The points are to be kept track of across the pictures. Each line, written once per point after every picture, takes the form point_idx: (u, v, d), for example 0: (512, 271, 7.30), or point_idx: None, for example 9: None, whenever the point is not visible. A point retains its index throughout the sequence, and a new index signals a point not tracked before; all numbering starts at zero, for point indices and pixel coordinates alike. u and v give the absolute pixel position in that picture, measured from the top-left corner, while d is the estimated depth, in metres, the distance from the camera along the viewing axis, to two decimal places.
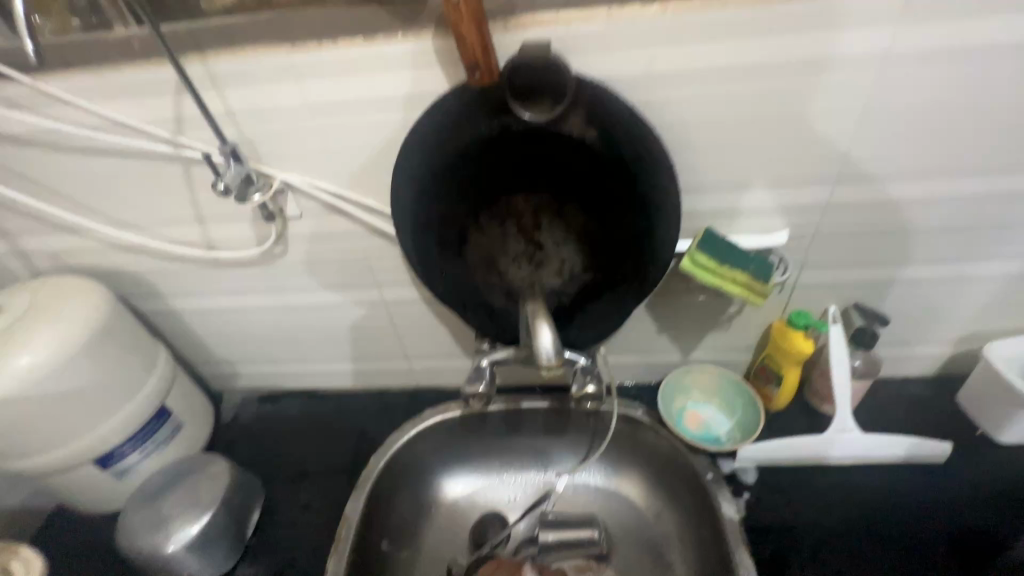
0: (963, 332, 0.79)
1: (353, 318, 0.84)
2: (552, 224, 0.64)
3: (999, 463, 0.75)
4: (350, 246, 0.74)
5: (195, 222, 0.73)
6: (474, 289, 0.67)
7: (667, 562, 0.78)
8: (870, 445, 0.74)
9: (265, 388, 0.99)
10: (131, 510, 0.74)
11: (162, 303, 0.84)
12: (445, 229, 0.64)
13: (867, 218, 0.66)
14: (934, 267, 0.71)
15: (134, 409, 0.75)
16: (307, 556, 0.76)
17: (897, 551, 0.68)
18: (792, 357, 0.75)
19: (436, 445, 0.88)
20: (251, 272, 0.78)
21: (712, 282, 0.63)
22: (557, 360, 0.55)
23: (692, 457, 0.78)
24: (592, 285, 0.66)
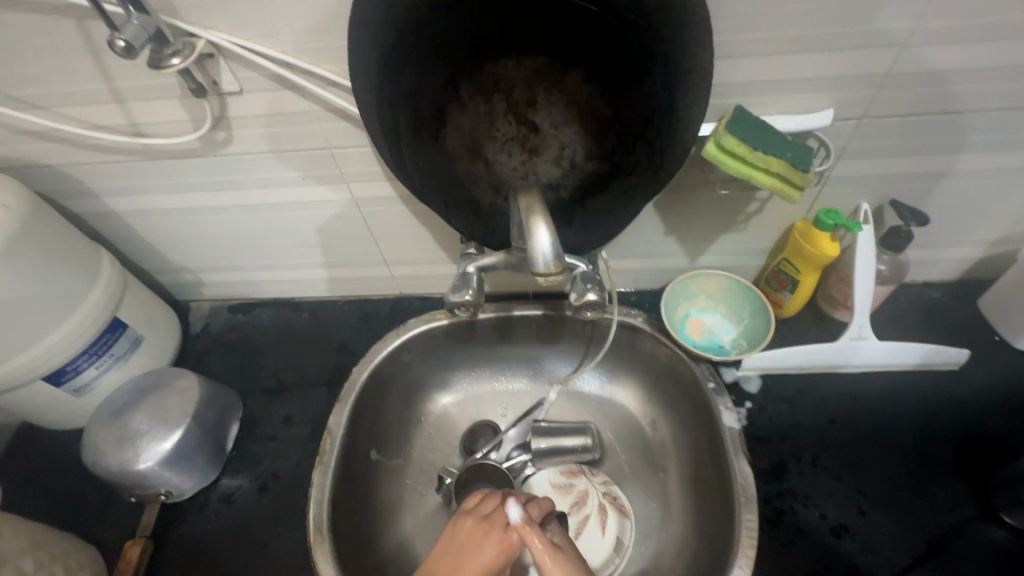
0: (1002, 233, 0.71)
1: (322, 219, 0.74)
2: (550, 100, 0.52)
3: (1015, 370, 0.72)
4: (308, 131, 0.62)
5: (111, 100, 0.59)
6: (457, 183, 0.56)
7: (660, 466, 0.76)
8: (883, 353, 0.70)
9: (234, 297, 0.91)
10: (96, 427, 0.69)
11: (97, 203, 0.73)
12: (419, 105, 0.52)
13: (932, 93, 0.55)
14: (993, 156, 0.61)
15: (80, 323, 0.67)
16: (292, 468, 0.73)
17: (901, 457, 0.66)
18: (812, 261, 0.68)
19: (422, 355, 0.83)
20: (193, 165, 0.67)
21: (738, 172, 0.53)
22: (557, 265, 0.46)
23: (691, 363, 0.74)
24: (596, 177, 0.56)
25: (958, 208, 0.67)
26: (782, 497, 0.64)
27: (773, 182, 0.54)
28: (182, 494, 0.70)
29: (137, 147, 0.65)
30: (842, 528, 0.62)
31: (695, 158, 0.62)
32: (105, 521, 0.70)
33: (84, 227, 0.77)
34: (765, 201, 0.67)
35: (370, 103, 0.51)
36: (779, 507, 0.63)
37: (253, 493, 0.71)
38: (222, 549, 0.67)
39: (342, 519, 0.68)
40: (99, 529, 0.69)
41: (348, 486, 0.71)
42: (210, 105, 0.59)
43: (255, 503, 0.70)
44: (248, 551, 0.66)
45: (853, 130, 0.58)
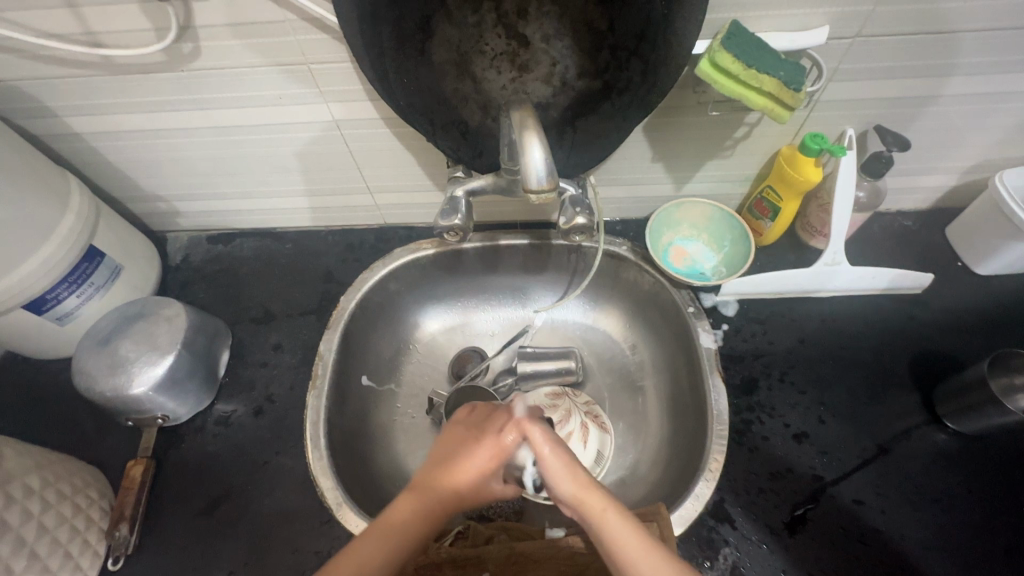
0: (977, 161, 0.73)
1: (301, 143, 0.71)
2: (541, 10, 0.50)
3: (972, 292, 0.76)
4: (282, 44, 0.58)
5: (60, 3, 0.54)
6: (444, 102, 0.55)
7: (639, 387, 0.80)
8: (854, 278, 0.74)
9: (213, 227, 0.89)
10: (84, 354, 0.69)
11: (56, 123, 0.68)
12: (402, 15, 0.49)
13: (929, 10, 0.54)
14: (979, 79, 0.61)
15: (55, 250, 0.65)
16: (285, 393, 0.75)
17: (862, 372, 0.71)
18: (795, 188, 0.69)
19: (409, 284, 0.84)
20: (160, 81, 0.62)
21: (729, 91, 0.54)
22: (549, 184, 0.47)
23: (672, 289, 0.77)
24: (587, 96, 0.55)
25: (938, 134, 0.69)
26: (751, 409, 0.69)
27: (763, 103, 0.54)
28: (178, 418, 0.72)
29: (96, 59, 0.60)
30: (803, 435, 0.67)
31: (686, 79, 0.60)
32: (103, 445, 0.71)
33: (44, 151, 0.73)
34: (754, 125, 0.67)
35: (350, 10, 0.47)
36: (747, 419, 0.69)
37: (250, 417, 0.73)
38: (222, 467, 0.70)
39: (338, 438, 0.71)
40: (98, 452, 0.71)
41: (342, 408, 0.74)
42: (174, 11, 0.54)
43: (252, 425, 0.73)
44: (249, 468, 0.69)
45: (847, 50, 0.58)
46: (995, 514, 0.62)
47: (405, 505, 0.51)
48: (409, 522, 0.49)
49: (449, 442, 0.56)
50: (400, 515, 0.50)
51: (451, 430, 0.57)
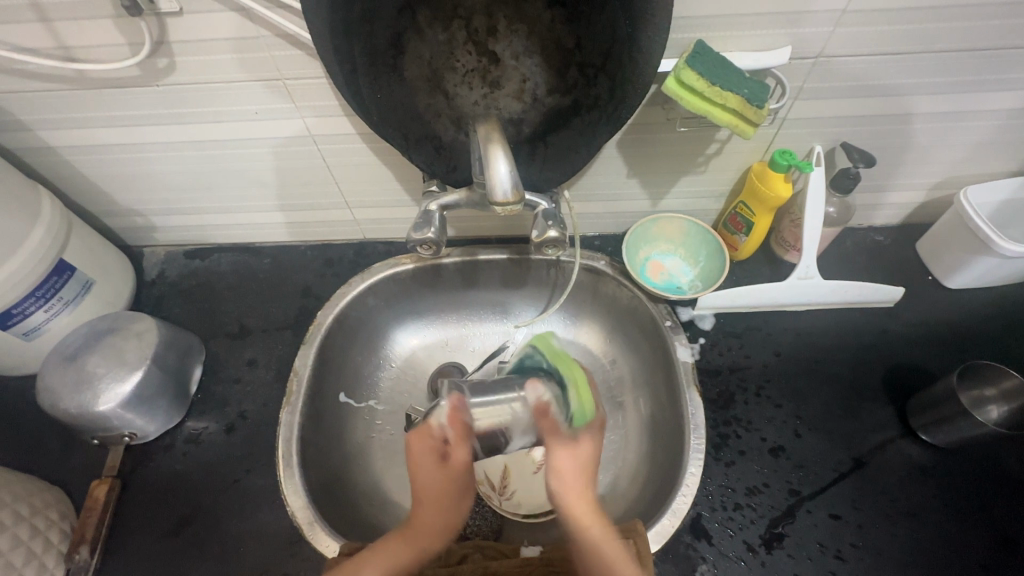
0: (943, 177, 0.75)
1: (278, 157, 0.71)
2: (511, 29, 0.50)
3: (944, 306, 0.77)
4: (257, 59, 0.59)
5: (33, 18, 0.54)
6: (417, 117, 0.56)
7: (619, 401, 0.80)
8: (826, 292, 0.74)
9: (191, 242, 0.88)
10: (50, 369, 0.67)
11: (31, 138, 0.68)
12: (374, 31, 0.49)
13: (889, 31, 0.55)
14: (939, 98, 0.63)
15: (24, 264, 0.64)
16: (259, 409, 0.74)
17: (837, 385, 0.71)
18: (767, 202, 0.70)
19: (387, 299, 0.83)
20: (135, 94, 0.63)
21: (695, 107, 0.55)
22: (514, 196, 0.48)
23: (649, 303, 0.77)
24: (557, 111, 0.56)
25: (904, 150, 0.70)
26: (728, 423, 0.69)
27: (728, 119, 0.55)
28: (147, 436, 0.70)
29: (71, 74, 0.60)
30: (780, 448, 0.67)
31: (654, 96, 0.62)
32: (67, 463, 0.70)
33: (18, 164, 0.72)
34: (725, 142, 0.68)
35: (320, 24, 0.47)
36: (724, 433, 0.68)
37: (220, 434, 0.72)
38: (191, 486, 0.68)
39: (311, 455, 0.69)
40: (62, 471, 0.69)
41: (317, 425, 0.73)
42: (147, 26, 0.54)
43: (222, 443, 0.71)
44: (218, 486, 0.68)
45: (810, 70, 0.59)
46: (970, 527, 0.62)
47: (385, 555, 0.54)
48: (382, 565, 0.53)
49: (420, 487, 0.56)
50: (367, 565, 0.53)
51: (418, 479, 0.57)
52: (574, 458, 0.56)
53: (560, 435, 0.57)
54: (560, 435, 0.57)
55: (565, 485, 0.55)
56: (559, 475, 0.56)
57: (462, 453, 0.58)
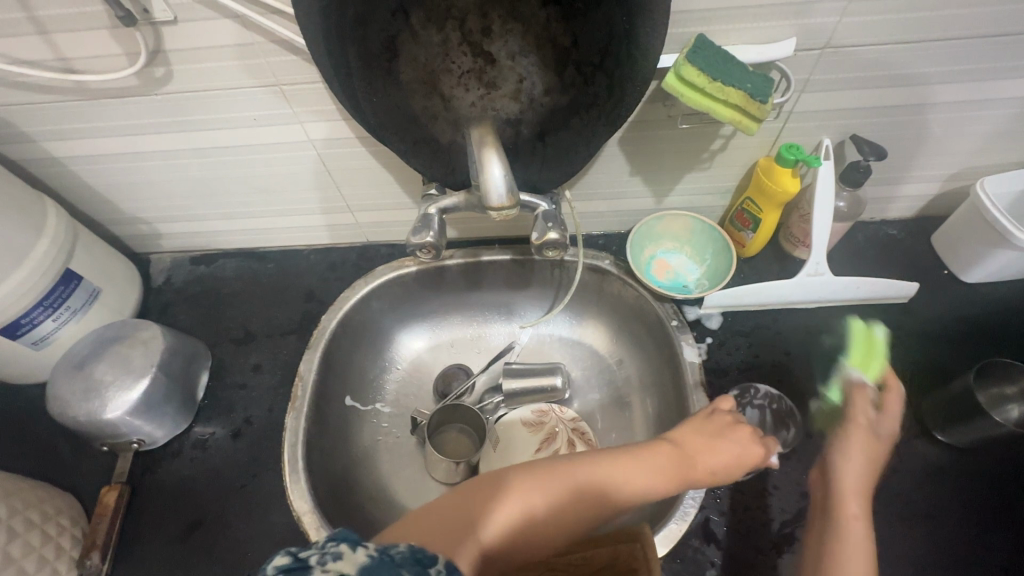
0: (958, 168, 0.73)
1: (279, 163, 0.71)
2: (505, 29, 0.50)
3: (960, 301, 0.75)
4: (254, 65, 0.58)
5: (32, 31, 0.54)
6: (414, 120, 0.55)
7: (627, 402, 0.79)
8: (836, 289, 0.73)
9: (197, 248, 0.89)
10: (59, 378, 0.68)
11: (35, 148, 0.69)
12: (367, 34, 0.49)
13: (897, 19, 0.54)
14: (952, 87, 0.61)
15: (30, 274, 0.65)
16: (264, 414, 0.74)
17: None
18: (774, 198, 0.68)
19: (392, 302, 0.83)
20: (134, 104, 0.63)
21: (696, 103, 0.53)
22: (509, 199, 0.48)
23: (655, 303, 0.76)
24: (555, 111, 0.55)
25: (916, 142, 0.68)
26: None
27: (732, 115, 0.54)
28: (155, 443, 0.71)
29: (70, 85, 0.60)
30: (790, 450, 0.66)
31: (655, 92, 0.60)
32: (78, 471, 0.70)
33: (24, 175, 0.73)
34: (730, 138, 0.67)
35: (313, 28, 0.46)
36: None
37: (227, 439, 0.72)
38: (199, 492, 0.68)
39: (317, 460, 0.69)
40: (74, 478, 0.70)
41: (323, 429, 0.73)
42: (143, 36, 0.54)
43: (229, 449, 0.71)
44: (226, 492, 0.68)
45: (816, 61, 0.58)
46: (990, 529, 0.60)
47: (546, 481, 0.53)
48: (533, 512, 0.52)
49: (664, 456, 0.58)
50: (503, 512, 0.50)
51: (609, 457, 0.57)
52: (860, 465, 0.57)
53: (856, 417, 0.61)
54: (878, 439, 0.60)
55: (853, 469, 0.57)
56: (849, 461, 0.57)
57: (733, 445, 0.59)
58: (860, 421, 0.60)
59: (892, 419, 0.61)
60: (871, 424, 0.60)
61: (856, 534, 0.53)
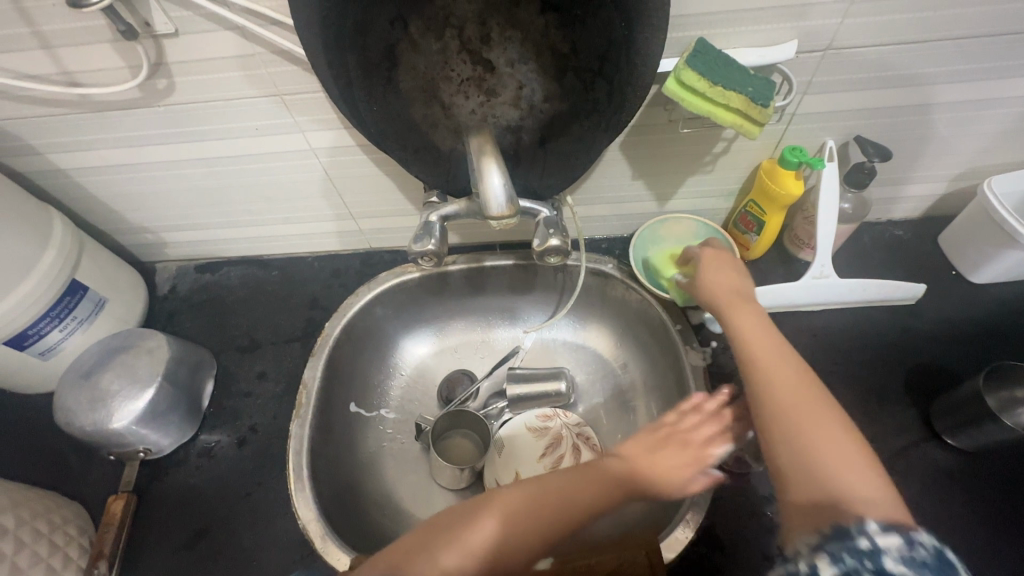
0: (964, 168, 0.72)
1: (281, 171, 0.72)
2: (504, 36, 0.49)
3: (969, 302, 0.74)
4: (254, 75, 0.59)
5: (35, 45, 0.55)
6: (414, 128, 0.55)
7: (632, 406, 0.79)
8: (842, 291, 0.72)
9: (201, 256, 0.89)
10: (66, 387, 0.69)
11: (41, 160, 0.69)
12: (367, 44, 0.49)
13: (900, 20, 0.53)
14: (957, 87, 0.60)
15: (37, 285, 0.65)
16: (269, 422, 0.74)
17: (856, 388, 0.69)
18: (778, 201, 0.67)
19: (395, 309, 0.83)
20: (137, 115, 0.63)
21: (697, 108, 0.53)
22: (509, 208, 0.48)
23: (658, 307, 0.75)
24: (555, 117, 0.55)
25: (921, 142, 0.68)
26: None
27: (733, 119, 0.53)
28: (161, 451, 0.71)
29: (73, 98, 0.61)
30: None
31: (656, 97, 0.60)
32: (85, 480, 0.71)
33: (30, 187, 0.74)
34: (731, 141, 0.66)
35: (312, 39, 0.46)
36: None
37: (232, 447, 0.72)
38: (205, 500, 0.69)
39: (321, 467, 0.70)
40: (81, 487, 0.71)
41: (327, 436, 0.73)
42: (144, 48, 0.55)
43: (235, 457, 0.72)
44: (232, 500, 0.68)
45: (818, 63, 0.57)
46: (1002, 534, 0.59)
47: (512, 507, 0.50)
48: (531, 506, 0.50)
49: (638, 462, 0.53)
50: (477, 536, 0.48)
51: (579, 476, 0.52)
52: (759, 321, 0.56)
53: (732, 297, 0.60)
54: (742, 296, 0.60)
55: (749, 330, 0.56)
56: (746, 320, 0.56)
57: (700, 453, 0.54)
58: (714, 296, 0.61)
59: (739, 283, 0.62)
60: (734, 290, 0.61)
61: (787, 388, 0.49)
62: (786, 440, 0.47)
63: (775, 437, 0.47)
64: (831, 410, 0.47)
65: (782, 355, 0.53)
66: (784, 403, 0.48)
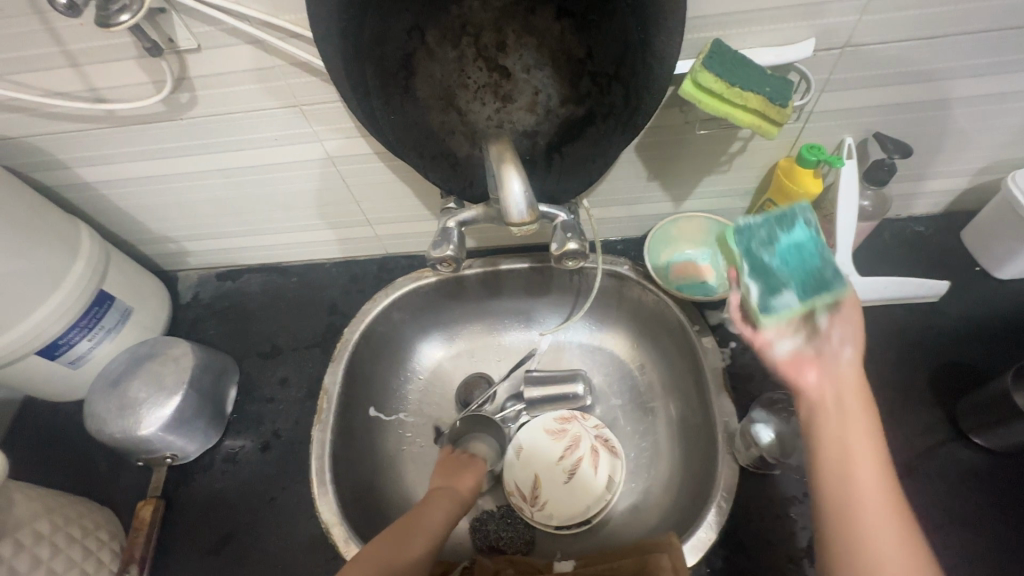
0: (988, 162, 0.70)
1: (299, 180, 0.73)
2: (520, 42, 0.50)
3: (994, 298, 0.73)
4: (273, 87, 0.60)
5: (64, 64, 0.56)
6: (431, 136, 0.56)
7: (650, 408, 0.78)
8: (863, 289, 0.71)
9: (222, 264, 0.91)
10: (96, 395, 0.70)
11: (69, 174, 0.71)
12: (384, 54, 0.49)
13: (921, 15, 0.52)
14: (980, 81, 0.59)
15: (66, 297, 0.67)
16: (292, 427, 0.75)
17: (879, 386, 0.68)
18: (797, 199, 0.66)
19: (412, 313, 0.84)
20: (161, 129, 0.65)
21: (715, 109, 0.53)
22: (530, 214, 0.48)
23: (676, 307, 0.75)
24: (572, 122, 0.55)
25: (943, 137, 0.66)
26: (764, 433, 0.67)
27: (750, 119, 0.53)
28: (188, 457, 0.72)
29: (100, 113, 0.62)
30: None
31: (672, 98, 0.60)
32: (116, 485, 0.73)
33: (58, 200, 0.76)
34: (748, 140, 0.66)
35: (331, 51, 0.47)
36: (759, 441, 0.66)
37: (256, 452, 0.73)
38: (230, 504, 0.70)
39: (344, 472, 0.70)
40: (112, 492, 0.73)
41: (348, 441, 0.74)
42: (168, 64, 0.56)
43: (259, 461, 0.73)
44: (257, 504, 0.70)
45: (836, 60, 0.57)
46: None
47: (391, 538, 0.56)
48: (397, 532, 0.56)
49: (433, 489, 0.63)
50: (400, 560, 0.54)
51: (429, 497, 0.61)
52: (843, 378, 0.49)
53: (831, 399, 0.49)
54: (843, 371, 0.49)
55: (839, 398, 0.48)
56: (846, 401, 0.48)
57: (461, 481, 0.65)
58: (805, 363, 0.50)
59: (845, 376, 0.49)
60: (834, 370, 0.49)
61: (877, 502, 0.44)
62: (872, 554, 0.42)
63: (847, 545, 0.43)
64: (899, 508, 0.44)
65: (870, 444, 0.46)
66: (865, 506, 0.44)
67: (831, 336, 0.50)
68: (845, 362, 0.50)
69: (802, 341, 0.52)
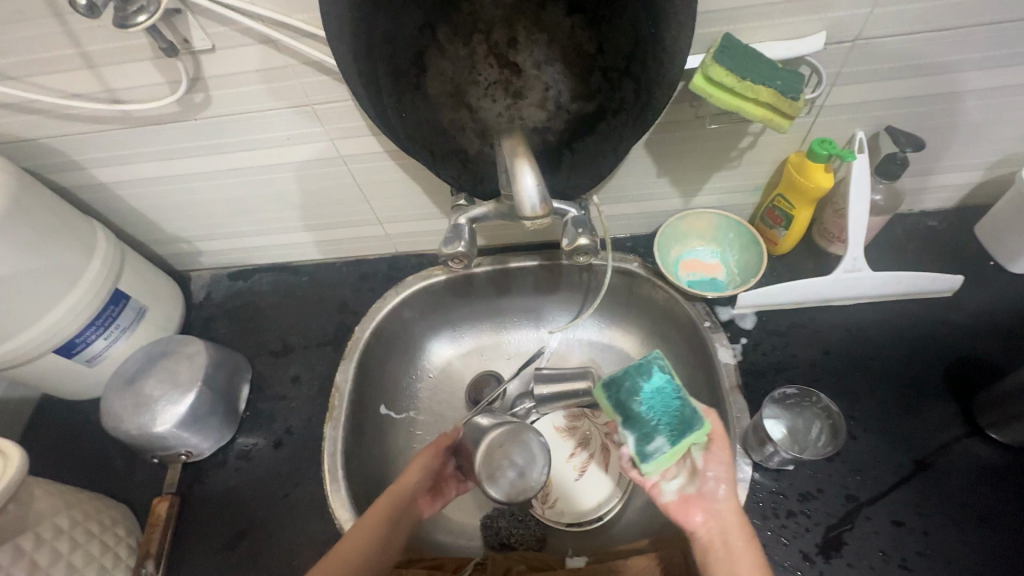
0: (1002, 155, 0.70)
1: (311, 179, 0.73)
2: (530, 39, 0.50)
3: (1009, 292, 0.72)
4: (286, 86, 0.60)
5: (82, 66, 0.57)
6: (442, 133, 0.56)
7: None
8: (875, 284, 0.70)
9: (234, 264, 0.92)
10: (111, 393, 0.71)
11: (85, 175, 0.73)
12: (396, 52, 0.50)
13: (933, 7, 0.52)
14: (993, 73, 0.59)
15: (83, 296, 0.68)
16: (304, 424, 0.76)
17: (892, 382, 0.68)
18: (807, 194, 0.67)
19: (422, 311, 0.84)
20: (176, 129, 0.66)
21: (726, 103, 0.53)
22: (543, 209, 0.48)
23: (686, 303, 0.75)
24: (582, 118, 0.55)
25: (957, 130, 0.66)
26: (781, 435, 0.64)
27: (761, 113, 0.53)
28: (202, 454, 0.73)
29: (117, 114, 0.63)
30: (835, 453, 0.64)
31: (683, 93, 0.60)
32: (131, 481, 0.74)
33: (74, 201, 0.77)
34: (759, 135, 0.66)
35: (343, 48, 0.48)
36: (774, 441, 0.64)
37: (269, 450, 0.74)
38: (244, 500, 0.70)
39: (356, 468, 0.71)
40: (128, 489, 0.73)
41: (360, 438, 0.74)
42: (183, 64, 0.57)
43: (272, 458, 0.73)
44: (270, 501, 0.70)
45: (848, 54, 0.57)
46: None
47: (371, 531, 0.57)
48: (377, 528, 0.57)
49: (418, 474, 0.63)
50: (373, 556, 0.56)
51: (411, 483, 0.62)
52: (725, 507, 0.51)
53: (720, 544, 0.49)
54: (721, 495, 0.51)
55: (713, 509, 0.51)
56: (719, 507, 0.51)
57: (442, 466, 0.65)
58: (691, 505, 0.51)
59: (723, 517, 0.50)
60: (712, 510, 0.51)
61: None
62: None
63: None
64: None
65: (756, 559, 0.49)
66: None
67: (706, 473, 0.51)
68: (722, 498, 0.51)
69: (685, 482, 0.52)
